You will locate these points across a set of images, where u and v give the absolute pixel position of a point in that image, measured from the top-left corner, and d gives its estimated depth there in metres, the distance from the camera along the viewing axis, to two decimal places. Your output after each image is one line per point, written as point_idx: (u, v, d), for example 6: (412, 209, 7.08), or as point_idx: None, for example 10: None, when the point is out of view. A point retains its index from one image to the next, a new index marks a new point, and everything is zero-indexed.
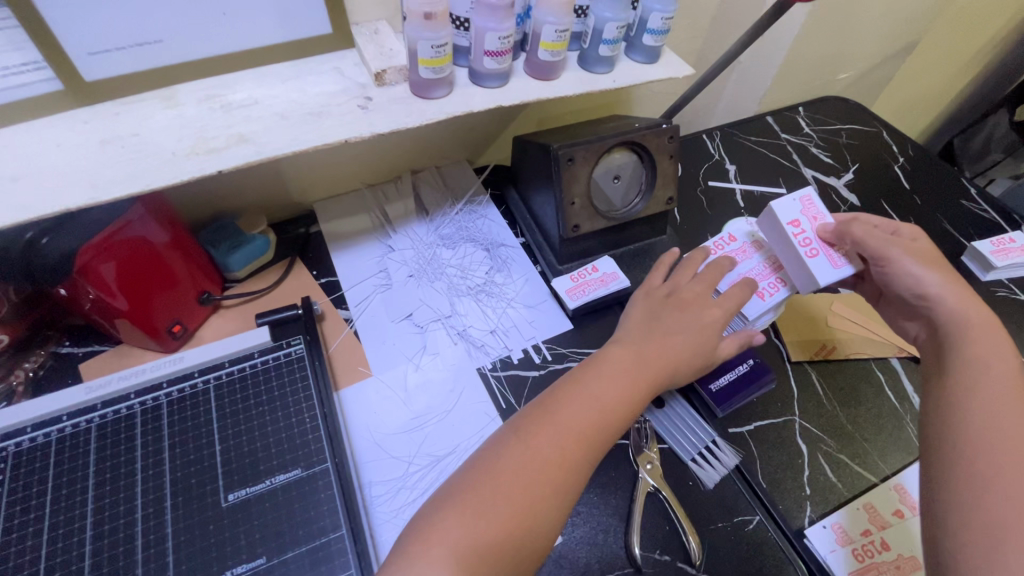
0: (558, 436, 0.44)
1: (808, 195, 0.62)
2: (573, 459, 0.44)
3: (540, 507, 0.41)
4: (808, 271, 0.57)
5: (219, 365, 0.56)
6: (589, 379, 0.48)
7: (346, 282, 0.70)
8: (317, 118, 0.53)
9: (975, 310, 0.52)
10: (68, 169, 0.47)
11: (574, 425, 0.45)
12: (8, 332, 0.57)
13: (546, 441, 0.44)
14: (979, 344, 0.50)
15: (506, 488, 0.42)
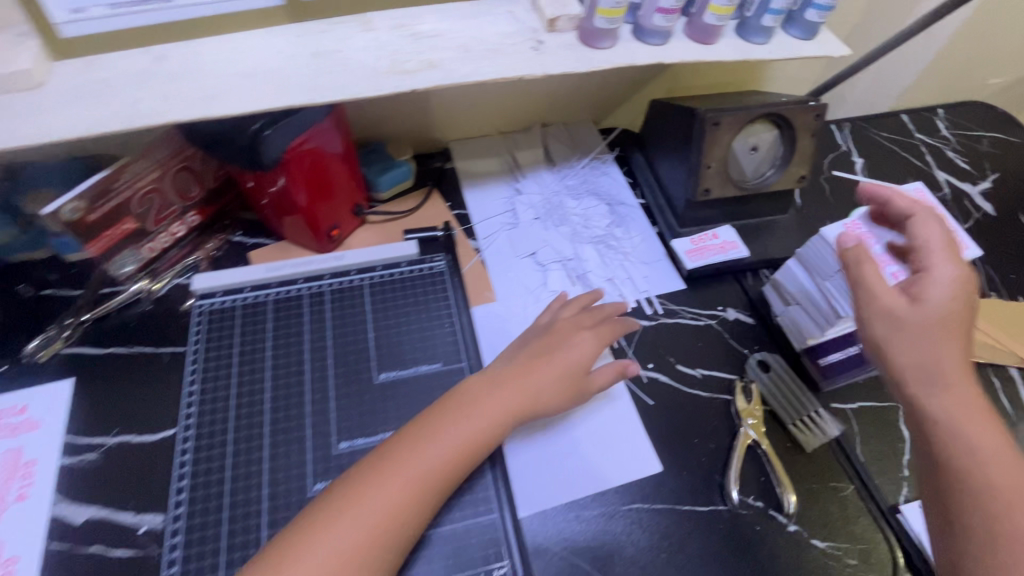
0: (427, 460, 0.48)
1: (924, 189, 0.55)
2: (436, 481, 0.47)
3: (402, 534, 0.45)
4: (932, 251, 0.51)
5: (371, 268, 0.64)
6: (476, 406, 0.51)
7: (476, 216, 0.76)
8: (495, 53, 0.58)
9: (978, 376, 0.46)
10: (287, 72, 0.54)
11: (463, 438, 0.49)
12: (198, 214, 0.67)
13: (401, 468, 0.47)
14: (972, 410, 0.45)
15: (382, 493, 0.45)
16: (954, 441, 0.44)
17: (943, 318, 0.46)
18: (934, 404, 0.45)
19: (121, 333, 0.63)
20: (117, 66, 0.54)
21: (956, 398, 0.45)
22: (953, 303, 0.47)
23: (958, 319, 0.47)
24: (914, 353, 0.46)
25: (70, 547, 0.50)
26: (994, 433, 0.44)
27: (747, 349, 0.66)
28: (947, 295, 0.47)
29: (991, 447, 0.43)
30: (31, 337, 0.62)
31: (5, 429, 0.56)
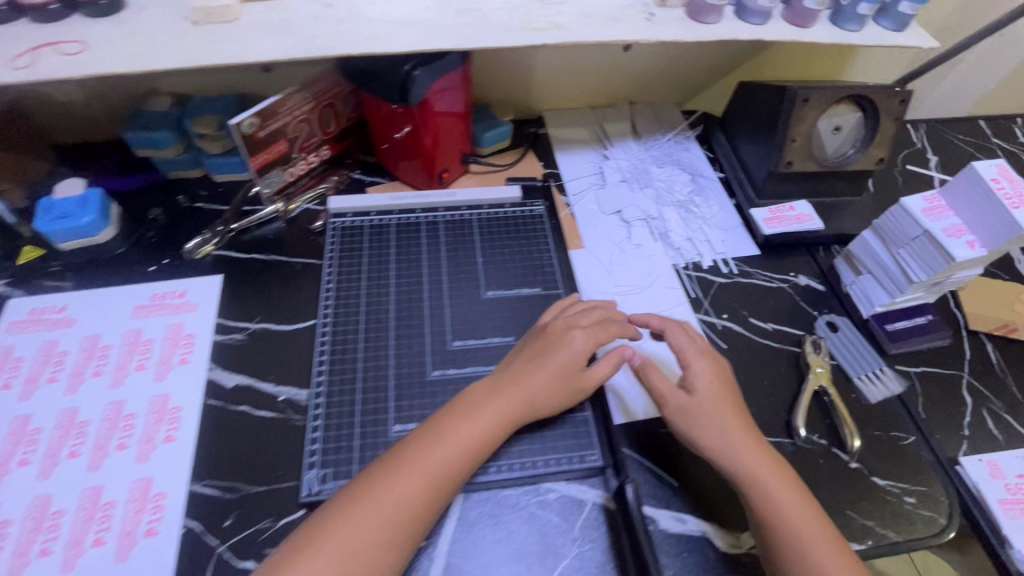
0: (433, 461, 0.48)
1: (1003, 164, 0.60)
2: (442, 484, 0.48)
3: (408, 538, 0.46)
4: (1010, 221, 0.56)
5: (480, 206, 0.72)
6: (477, 410, 0.52)
7: (567, 175, 0.83)
8: (613, 20, 0.65)
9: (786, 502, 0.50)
10: (435, 22, 0.62)
11: (456, 444, 0.50)
12: (329, 149, 0.77)
13: (408, 473, 0.47)
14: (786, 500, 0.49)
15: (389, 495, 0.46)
16: (765, 504, 0.49)
17: (704, 398, 0.55)
18: (760, 473, 0.51)
19: (260, 244, 0.73)
20: (294, 9, 0.63)
21: (772, 466, 0.51)
22: (712, 389, 0.55)
23: (716, 395, 0.55)
24: (721, 437, 0.52)
25: (224, 404, 0.59)
26: (804, 499, 0.50)
27: (815, 311, 0.71)
28: (707, 392, 0.55)
29: (792, 508, 0.49)
30: (188, 235, 0.72)
31: (169, 307, 0.66)
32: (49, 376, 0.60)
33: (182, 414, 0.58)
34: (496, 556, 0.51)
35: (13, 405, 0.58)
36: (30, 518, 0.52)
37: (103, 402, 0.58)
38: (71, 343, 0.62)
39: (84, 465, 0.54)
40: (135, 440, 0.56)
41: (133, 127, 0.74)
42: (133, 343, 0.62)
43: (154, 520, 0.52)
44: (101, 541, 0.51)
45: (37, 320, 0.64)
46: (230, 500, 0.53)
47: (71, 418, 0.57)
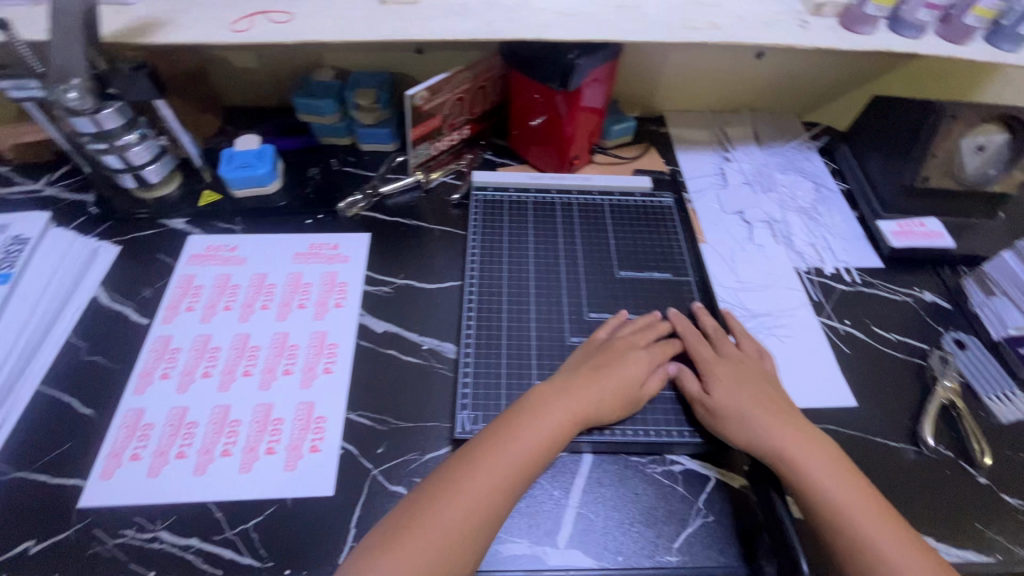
0: (492, 473, 0.48)
1: None
2: (499, 496, 0.48)
3: (487, 529, 0.47)
4: None
5: (611, 193, 0.75)
6: (545, 414, 0.52)
7: (689, 173, 0.85)
8: (769, 24, 0.67)
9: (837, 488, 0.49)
10: (599, 15, 0.67)
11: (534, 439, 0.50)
12: (469, 128, 0.82)
13: (489, 463, 0.49)
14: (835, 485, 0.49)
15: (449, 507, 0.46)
16: (811, 490, 0.50)
17: (733, 403, 0.55)
18: (801, 462, 0.51)
19: (401, 210, 0.79)
20: None
21: (813, 454, 0.51)
22: (745, 396, 0.56)
23: (744, 398, 0.56)
24: (746, 434, 0.54)
25: (374, 346, 0.65)
26: (856, 483, 0.50)
27: (942, 327, 0.70)
28: (738, 398, 0.55)
29: (843, 492, 0.49)
30: (340, 195, 0.79)
31: (324, 257, 0.72)
32: (224, 304, 0.67)
33: (339, 350, 0.64)
34: (625, 515, 0.54)
35: (196, 325, 0.65)
36: (212, 423, 0.58)
37: (271, 332, 0.65)
38: (242, 278, 0.69)
39: (257, 384, 0.61)
40: (299, 368, 0.62)
41: (300, 93, 0.81)
42: (295, 284, 0.69)
43: (318, 438, 0.58)
44: (274, 450, 0.57)
45: (213, 256, 0.72)
46: (382, 431, 0.59)
47: (244, 342, 0.64)
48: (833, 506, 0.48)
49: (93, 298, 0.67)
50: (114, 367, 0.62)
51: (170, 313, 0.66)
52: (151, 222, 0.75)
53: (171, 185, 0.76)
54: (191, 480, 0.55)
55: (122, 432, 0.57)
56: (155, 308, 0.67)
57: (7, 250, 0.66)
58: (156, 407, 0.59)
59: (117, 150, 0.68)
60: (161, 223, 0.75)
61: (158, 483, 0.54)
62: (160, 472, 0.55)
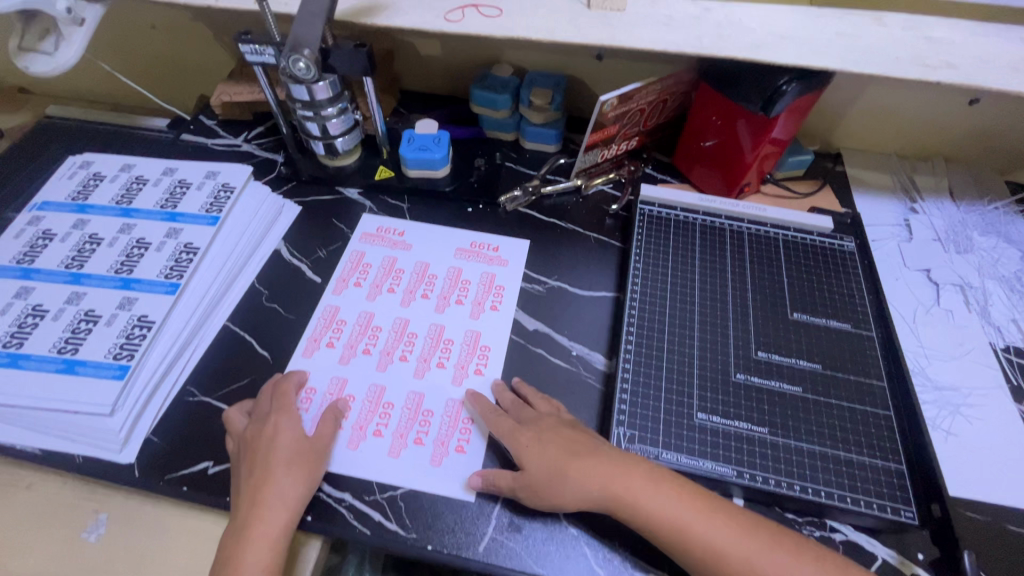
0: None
1: None
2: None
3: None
4: None
5: (786, 228, 0.71)
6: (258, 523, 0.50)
7: (869, 219, 0.79)
8: (1017, 71, 0.60)
9: (652, 496, 0.49)
10: (819, 41, 0.63)
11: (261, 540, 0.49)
12: (637, 140, 0.81)
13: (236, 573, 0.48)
14: (651, 499, 0.48)
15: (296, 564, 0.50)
16: (635, 513, 0.48)
17: (537, 472, 0.51)
18: (618, 495, 0.49)
19: (558, 212, 0.79)
20: (673, 6, 0.68)
21: (626, 480, 0.49)
22: (537, 452, 0.52)
23: (551, 456, 0.51)
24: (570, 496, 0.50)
25: (525, 343, 0.65)
26: (677, 490, 0.49)
27: None
28: (539, 461, 0.51)
29: (660, 501, 0.48)
30: (502, 189, 0.80)
31: (485, 257, 0.73)
32: (388, 286, 0.69)
33: (490, 351, 0.64)
34: None
35: (358, 302, 0.68)
36: (369, 401, 0.60)
37: (429, 322, 0.66)
38: (407, 263, 0.72)
39: (412, 371, 0.62)
40: (452, 363, 0.63)
41: (479, 86, 0.83)
42: (455, 278, 0.70)
43: (464, 439, 0.57)
44: (422, 441, 0.57)
45: (382, 237, 0.75)
46: None
47: (402, 328, 0.65)
48: (662, 518, 0.48)
49: (277, 250, 0.73)
50: (289, 317, 0.67)
51: (337, 286, 0.69)
52: (329, 188, 0.80)
53: (352, 157, 0.81)
54: (346, 453, 0.56)
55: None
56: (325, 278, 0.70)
57: (216, 195, 0.72)
58: (319, 373, 0.62)
59: (318, 119, 0.73)
60: (337, 190, 0.80)
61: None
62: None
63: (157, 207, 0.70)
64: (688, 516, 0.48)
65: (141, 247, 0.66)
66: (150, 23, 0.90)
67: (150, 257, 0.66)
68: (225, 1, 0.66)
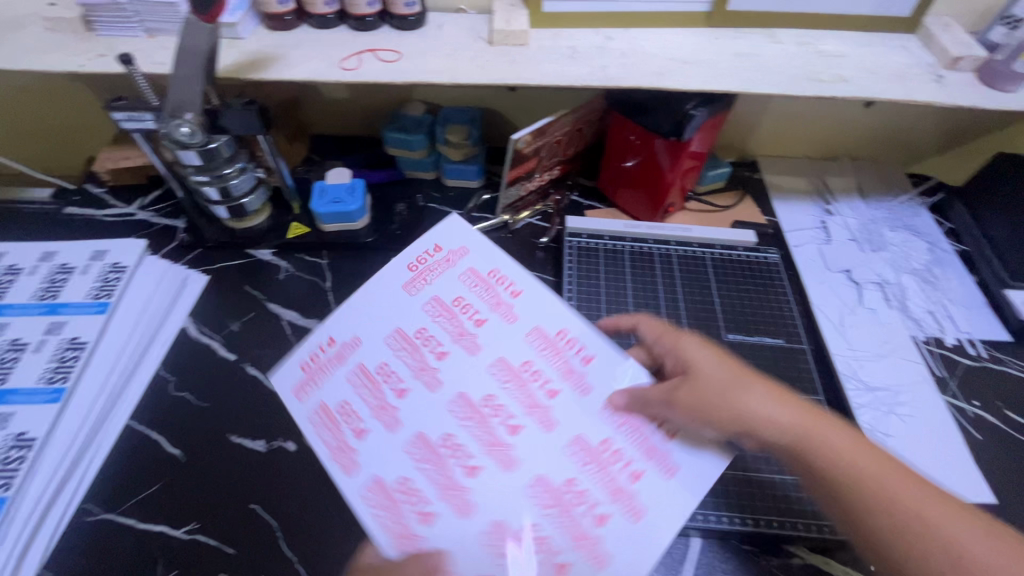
0: None
1: None
2: None
3: None
4: None
5: (712, 245, 0.71)
6: None
7: (789, 225, 0.80)
8: (900, 79, 0.63)
9: (833, 432, 0.44)
10: (718, 63, 0.64)
11: None
12: (559, 169, 0.80)
13: None
14: (831, 435, 0.44)
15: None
16: (811, 448, 0.44)
17: (698, 362, 0.49)
18: (796, 428, 0.44)
19: None
20: (576, 38, 0.67)
21: (806, 413, 0.45)
22: (716, 355, 0.49)
23: (728, 366, 0.48)
24: (763, 409, 0.45)
25: None
26: (840, 430, 0.44)
27: None
28: (709, 357, 0.49)
29: (839, 439, 0.44)
30: (426, 233, 0.77)
31: (435, 266, 0.57)
32: (387, 387, 0.52)
33: (581, 340, 0.53)
34: None
35: (348, 368, 0.53)
36: (547, 505, 0.46)
37: (485, 370, 0.52)
38: (360, 329, 0.54)
39: (542, 427, 0.49)
40: (559, 376, 0.51)
41: (391, 127, 0.80)
42: (442, 308, 0.55)
43: (648, 439, 0.48)
44: (639, 474, 0.47)
45: (316, 369, 0.52)
46: None
47: (438, 353, 0.53)
48: (845, 459, 0.43)
49: (183, 329, 0.66)
50: (202, 406, 0.60)
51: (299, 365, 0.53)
52: (239, 252, 0.74)
53: (261, 216, 0.75)
54: None
55: (391, 523, 0.45)
56: (280, 374, 0.52)
57: (105, 278, 0.66)
58: (384, 471, 0.48)
59: (218, 181, 0.67)
60: (249, 254, 0.74)
61: None
62: (473, 506, 0.46)
63: (34, 300, 0.63)
64: (873, 464, 0.42)
65: (17, 349, 0.59)
66: (18, 85, 0.81)
67: (28, 360, 0.59)
68: (91, 65, 0.60)
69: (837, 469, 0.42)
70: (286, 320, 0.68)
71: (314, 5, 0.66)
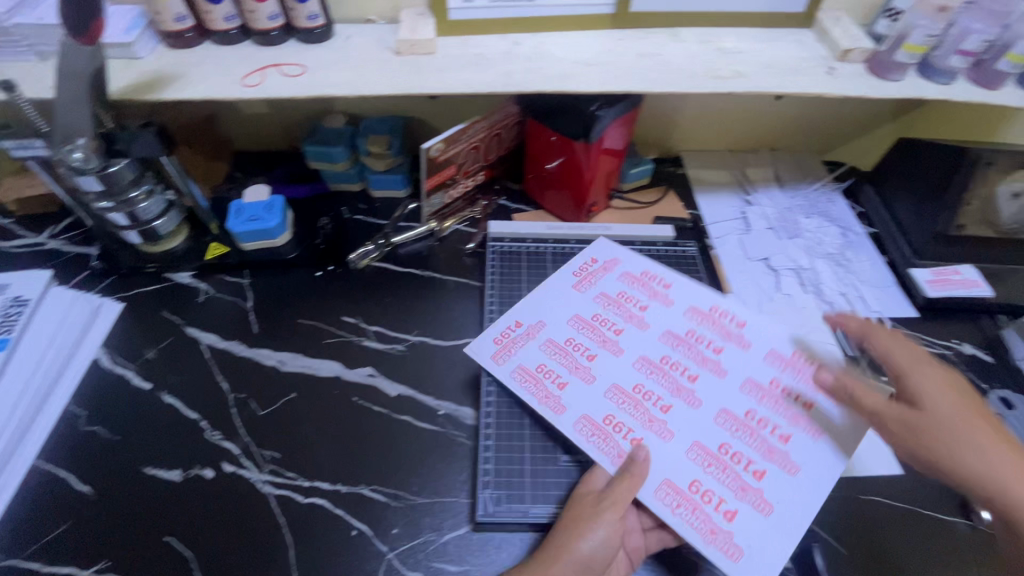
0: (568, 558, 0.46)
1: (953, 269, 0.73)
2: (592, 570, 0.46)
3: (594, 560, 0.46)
4: (975, 284, 0.72)
5: (632, 242, 0.74)
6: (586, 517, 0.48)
7: (710, 217, 0.82)
8: (794, 72, 0.66)
9: None
10: (620, 64, 0.65)
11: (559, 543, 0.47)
12: (484, 175, 0.80)
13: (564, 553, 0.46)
14: (993, 454, 0.46)
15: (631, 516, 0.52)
16: (947, 455, 0.46)
17: (921, 387, 0.50)
18: (977, 463, 0.46)
19: (414, 260, 0.76)
20: (484, 44, 0.68)
21: (943, 413, 0.48)
22: (944, 387, 0.49)
23: (948, 398, 0.49)
24: (974, 453, 0.46)
25: (389, 412, 0.62)
26: (982, 437, 0.47)
27: (984, 384, 0.67)
28: (936, 391, 0.49)
29: (979, 457, 0.46)
30: (352, 246, 0.76)
31: (650, 288, 0.65)
32: (611, 330, 0.62)
33: (736, 314, 0.62)
34: None
35: (571, 314, 0.64)
36: (735, 430, 0.54)
37: (657, 340, 0.61)
38: (587, 307, 0.64)
39: (713, 376, 0.58)
40: (787, 423, 0.54)
41: (311, 141, 0.79)
42: (647, 278, 0.67)
43: (802, 373, 0.57)
44: (762, 474, 0.52)
45: (507, 343, 0.62)
46: (399, 508, 0.55)
47: (629, 314, 0.63)
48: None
49: (95, 360, 0.64)
50: (114, 439, 0.58)
51: (593, 297, 0.65)
52: (157, 276, 0.72)
53: (177, 239, 0.74)
54: (792, 485, 0.51)
55: (535, 391, 0.58)
56: (562, 274, 0.68)
57: (6, 312, 0.65)
58: (587, 405, 0.57)
59: (124, 207, 0.65)
60: (167, 278, 0.72)
61: (762, 524, 0.49)
62: (661, 447, 0.53)
63: None
64: None
65: None
66: None
67: None
68: None
69: (993, 485, 0.45)
70: (205, 343, 0.66)
71: (213, 21, 0.65)
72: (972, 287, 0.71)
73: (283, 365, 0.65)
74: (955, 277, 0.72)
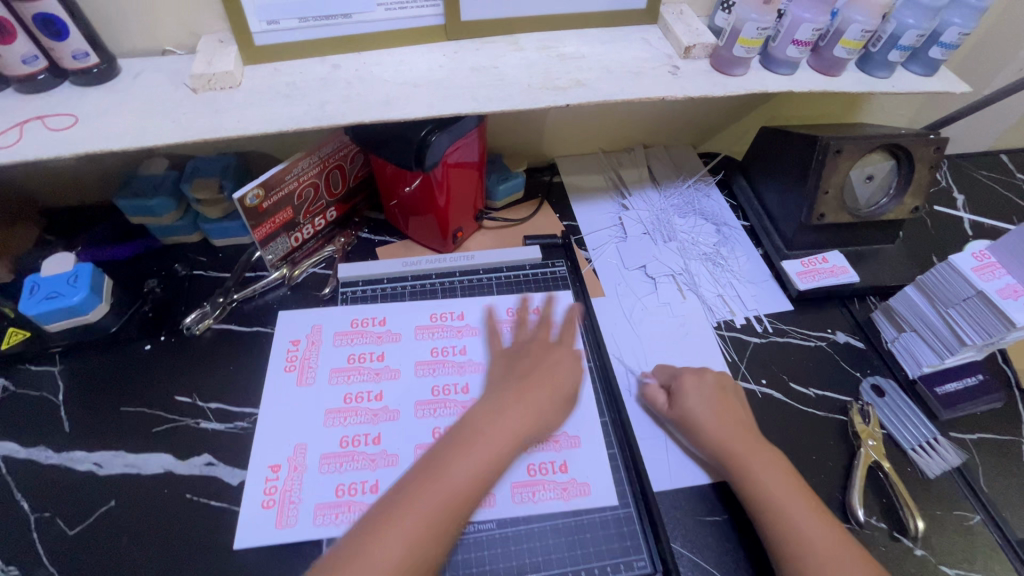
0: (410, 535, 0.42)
1: (820, 256, 0.73)
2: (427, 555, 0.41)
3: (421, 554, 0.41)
4: (841, 268, 0.71)
5: (499, 269, 0.71)
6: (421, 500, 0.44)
7: (587, 228, 0.79)
8: (637, 76, 0.62)
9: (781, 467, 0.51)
10: (452, 83, 0.59)
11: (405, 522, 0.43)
12: (336, 210, 0.73)
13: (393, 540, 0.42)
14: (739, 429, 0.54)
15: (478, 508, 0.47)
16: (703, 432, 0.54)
17: (738, 440, 0.53)
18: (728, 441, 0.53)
19: (262, 314, 0.68)
20: (299, 71, 0.60)
21: (703, 397, 0.56)
22: (710, 382, 0.58)
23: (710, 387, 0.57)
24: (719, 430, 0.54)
25: (227, 506, 0.53)
26: (730, 414, 0.55)
27: (858, 372, 0.67)
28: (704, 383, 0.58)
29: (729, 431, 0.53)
30: (188, 311, 0.67)
31: (372, 335, 0.63)
32: (366, 405, 0.58)
33: (452, 321, 0.65)
34: None
35: (320, 414, 0.57)
36: None
37: (415, 386, 0.59)
38: (329, 399, 0.58)
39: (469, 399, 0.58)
40: None
41: (123, 194, 0.68)
42: (357, 329, 0.64)
43: None
44: (565, 465, 0.54)
45: (276, 498, 0.52)
46: None
47: (375, 374, 0.60)
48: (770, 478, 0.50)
49: None
50: None
51: (326, 382, 0.60)
52: None
53: None
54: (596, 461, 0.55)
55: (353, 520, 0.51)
56: (274, 373, 0.61)
57: None
58: None
59: None
60: None
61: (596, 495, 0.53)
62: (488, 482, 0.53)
63: None
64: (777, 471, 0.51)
65: None
66: None
67: None
68: None
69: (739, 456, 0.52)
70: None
71: None
72: (839, 272, 0.71)
73: (100, 468, 0.55)
74: (822, 263, 0.72)
